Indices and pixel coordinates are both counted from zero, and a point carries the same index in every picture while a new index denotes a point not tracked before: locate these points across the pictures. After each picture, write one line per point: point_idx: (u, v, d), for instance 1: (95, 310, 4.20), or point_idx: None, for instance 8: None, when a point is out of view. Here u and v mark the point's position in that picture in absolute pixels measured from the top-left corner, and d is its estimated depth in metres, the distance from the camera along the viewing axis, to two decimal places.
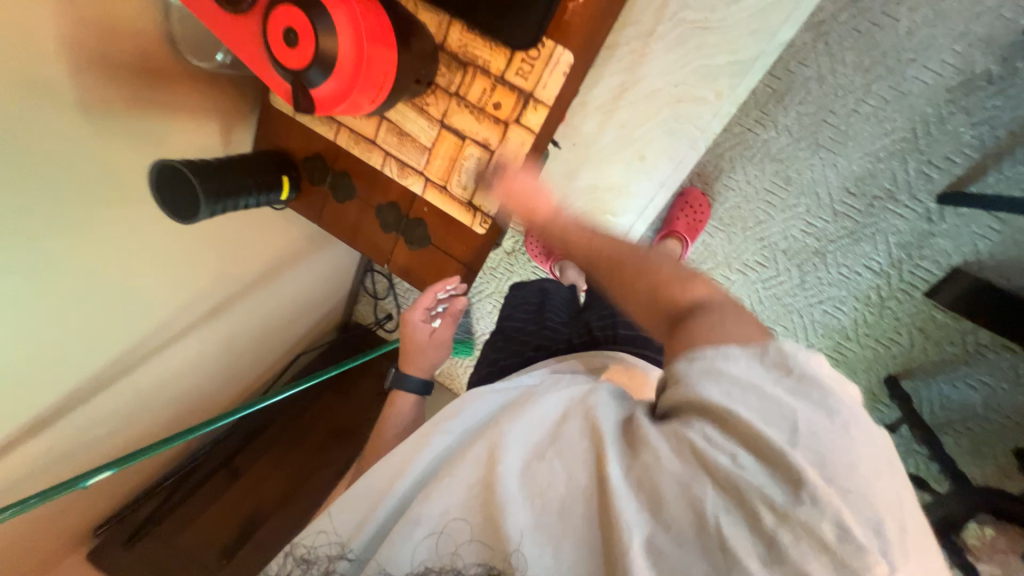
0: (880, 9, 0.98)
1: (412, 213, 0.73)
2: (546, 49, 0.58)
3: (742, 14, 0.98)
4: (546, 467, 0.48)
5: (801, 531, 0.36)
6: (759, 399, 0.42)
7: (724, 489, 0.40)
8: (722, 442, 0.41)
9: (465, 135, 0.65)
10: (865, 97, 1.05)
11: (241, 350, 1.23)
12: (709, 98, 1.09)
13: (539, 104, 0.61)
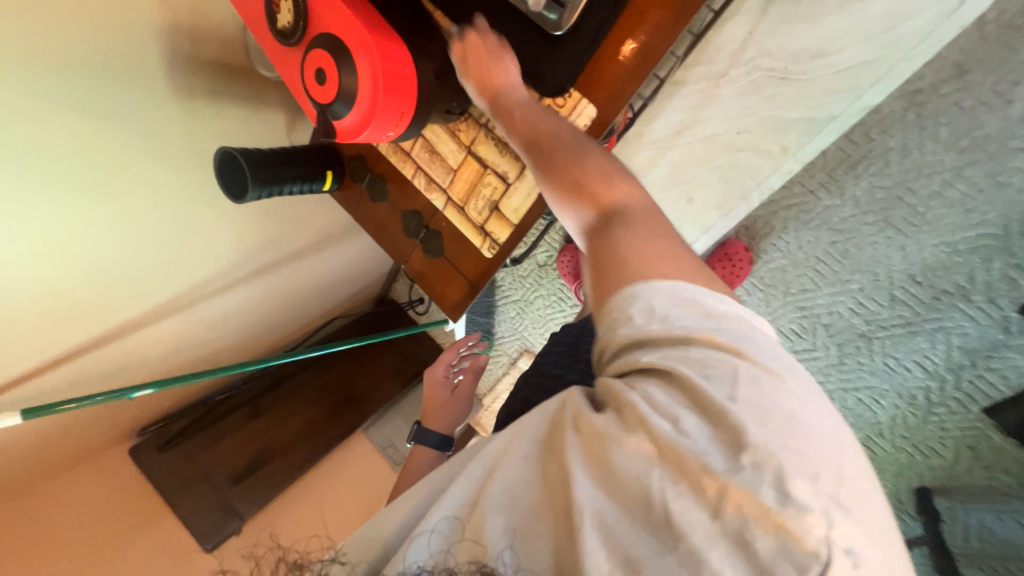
0: (992, 87, 0.86)
1: (431, 225, 0.79)
2: (571, 98, 0.60)
3: (826, 71, 0.89)
4: (533, 469, 0.42)
5: (745, 497, 0.33)
6: (701, 359, 0.39)
7: (672, 462, 0.36)
8: (666, 407, 0.38)
9: (487, 164, 0.69)
10: (953, 181, 0.94)
11: (281, 309, 1.34)
12: (773, 151, 1.02)
13: None
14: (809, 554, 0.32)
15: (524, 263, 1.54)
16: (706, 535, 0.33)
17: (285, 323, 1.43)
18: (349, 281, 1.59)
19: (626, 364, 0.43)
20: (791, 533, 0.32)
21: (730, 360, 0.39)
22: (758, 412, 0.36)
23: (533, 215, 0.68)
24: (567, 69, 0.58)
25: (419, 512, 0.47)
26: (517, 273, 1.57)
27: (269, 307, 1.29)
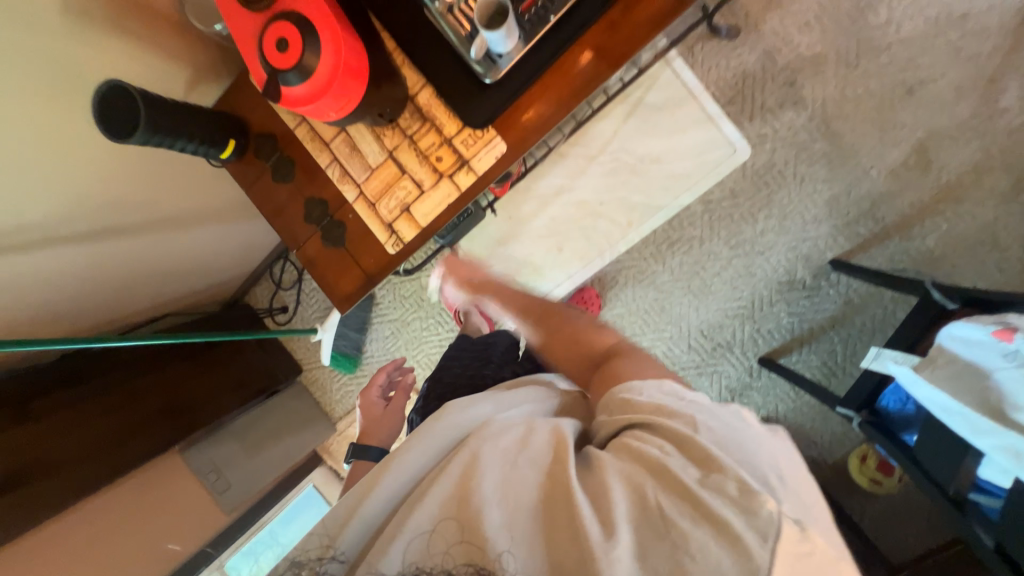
0: (748, 208, 1.32)
1: (336, 215, 0.81)
2: (488, 133, 0.73)
3: (657, 173, 1.33)
4: (518, 473, 0.49)
5: (718, 493, 0.43)
6: (673, 408, 0.52)
7: (664, 474, 0.46)
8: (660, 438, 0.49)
9: (405, 170, 0.77)
10: (726, 266, 1.35)
11: (115, 286, 1.13)
12: (623, 223, 1.37)
13: (471, 171, 0.74)
14: (770, 533, 0.40)
15: (407, 284, 1.59)
16: (694, 523, 0.42)
17: (108, 309, 1.18)
18: (204, 274, 1.40)
19: (622, 418, 0.54)
20: (754, 512, 0.42)
21: (689, 410, 0.52)
22: (715, 438, 0.49)
23: (439, 223, 0.77)
24: (489, 109, 0.71)
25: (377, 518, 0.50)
26: (399, 293, 1.60)
27: (91, 284, 1.07)
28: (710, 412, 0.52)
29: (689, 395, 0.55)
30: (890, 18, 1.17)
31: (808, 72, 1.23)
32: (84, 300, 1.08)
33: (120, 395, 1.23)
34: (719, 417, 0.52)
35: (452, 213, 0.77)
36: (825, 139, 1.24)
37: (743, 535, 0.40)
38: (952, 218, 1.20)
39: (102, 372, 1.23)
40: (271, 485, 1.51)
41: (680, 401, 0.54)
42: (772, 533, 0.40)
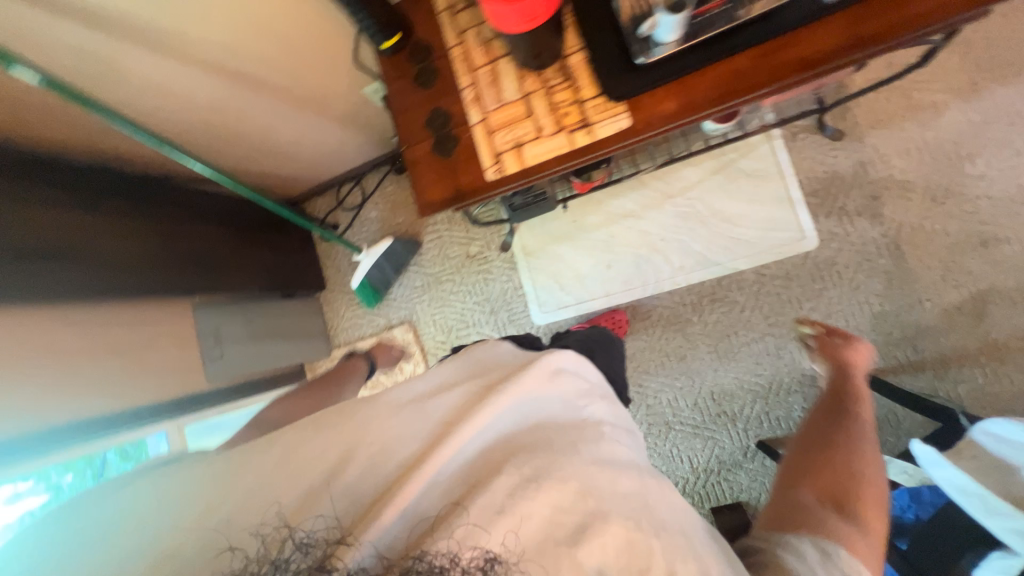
0: (797, 295, 1.35)
1: (454, 130, 0.88)
2: (618, 107, 0.80)
3: (725, 232, 1.39)
4: (624, 536, 0.58)
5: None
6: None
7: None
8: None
9: (531, 113, 0.84)
10: (757, 340, 1.37)
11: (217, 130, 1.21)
12: (675, 262, 1.43)
13: (589, 134, 0.81)
14: None
15: (456, 246, 1.62)
16: None
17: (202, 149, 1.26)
18: (288, 163, 1.49)
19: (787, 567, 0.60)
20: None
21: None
22: None
23: (543, 169, 0.84)
24: (628, 88, 0.79)
25: (516, 536, 0.56)
26: (442, 252, 1.63)
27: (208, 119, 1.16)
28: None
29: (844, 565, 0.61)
30: (986, 173, 1.24)
31: (894, 192, 1.30)
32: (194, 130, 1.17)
33: (176, 230, 1.26)
34: None
35: (558, 164, 0.83)
36: (891, 258, 1.29)
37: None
38: (989, 374, 1.22)
39: (169, 203, 1.27)
40: (255, 377, 1.49)
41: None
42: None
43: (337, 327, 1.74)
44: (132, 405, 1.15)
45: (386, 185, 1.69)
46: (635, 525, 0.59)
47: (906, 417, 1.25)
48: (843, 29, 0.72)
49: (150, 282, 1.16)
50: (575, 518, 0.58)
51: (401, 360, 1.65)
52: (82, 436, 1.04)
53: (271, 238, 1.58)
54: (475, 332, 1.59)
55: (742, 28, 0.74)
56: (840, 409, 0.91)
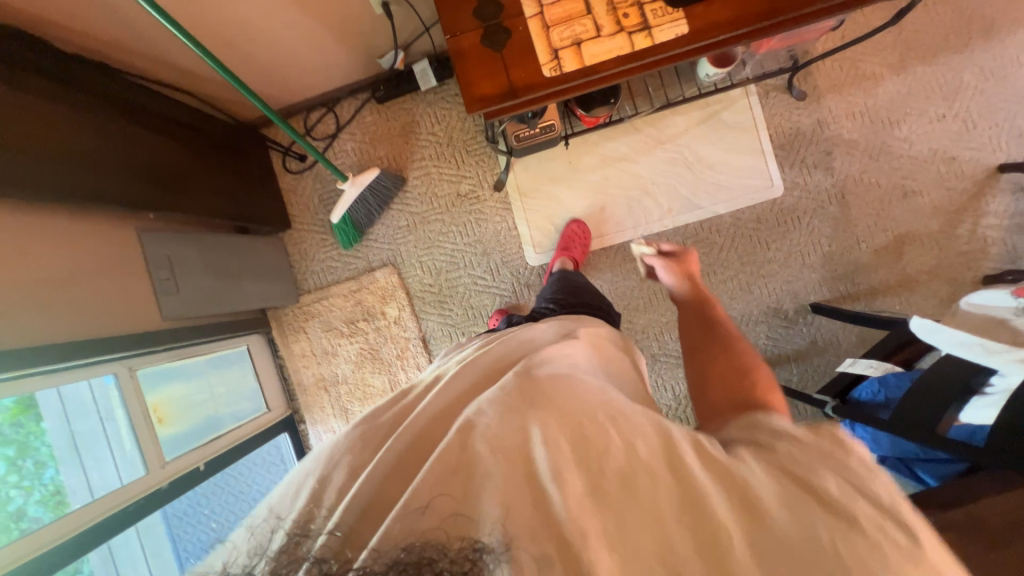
0: (765, 237, 1.52)
1: (504, 23, 0.83)
2: (678, 12, 0.81)
3: (707, 178, 1.51)
4: (597, 443, 0.47)
5: (856, 499, 0.39)
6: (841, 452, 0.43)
7: (772, 473, 0.43)
8: (773, 440, 0.46)
9: (590, 11, 0.82)
10: (731, 277, 1.52)
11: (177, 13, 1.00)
12: (664, 205, 1.52)
13: (648, 38, 0.82)
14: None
15: (445, 183, 1.54)
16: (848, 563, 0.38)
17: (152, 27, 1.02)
18: (256, 70, 1.28)
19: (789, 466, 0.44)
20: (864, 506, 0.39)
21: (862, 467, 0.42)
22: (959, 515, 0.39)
23: (601, 69, 0.82)
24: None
25: (453, 480, 0.45)
26: (431, 190, 1.54)
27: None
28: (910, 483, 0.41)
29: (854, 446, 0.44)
30: (908, 136, 1.49)
31: (842, 150, 1.51)
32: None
33: (119, 131, 1.02)
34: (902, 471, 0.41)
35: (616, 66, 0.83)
36: (838, 206, 1.51)
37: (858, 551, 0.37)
38: (904, 302, 1.49)
39: (107, 98, 1.03)
40: (217, 320, 1.29)
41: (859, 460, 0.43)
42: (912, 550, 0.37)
43: (308, 270, 1.56)
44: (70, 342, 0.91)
45: (364, 114, 1.54)
46: (591, 427, 0.48)
47: (847, 339, 1.49)
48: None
49: (94, 184, 0.94)
50: (517, 438, 0.47)
51: (384, 304, 1.54)
52: (32, 363, 0.83)
53: (233, 162, 1.36)
54: (467, 275, 1.55)
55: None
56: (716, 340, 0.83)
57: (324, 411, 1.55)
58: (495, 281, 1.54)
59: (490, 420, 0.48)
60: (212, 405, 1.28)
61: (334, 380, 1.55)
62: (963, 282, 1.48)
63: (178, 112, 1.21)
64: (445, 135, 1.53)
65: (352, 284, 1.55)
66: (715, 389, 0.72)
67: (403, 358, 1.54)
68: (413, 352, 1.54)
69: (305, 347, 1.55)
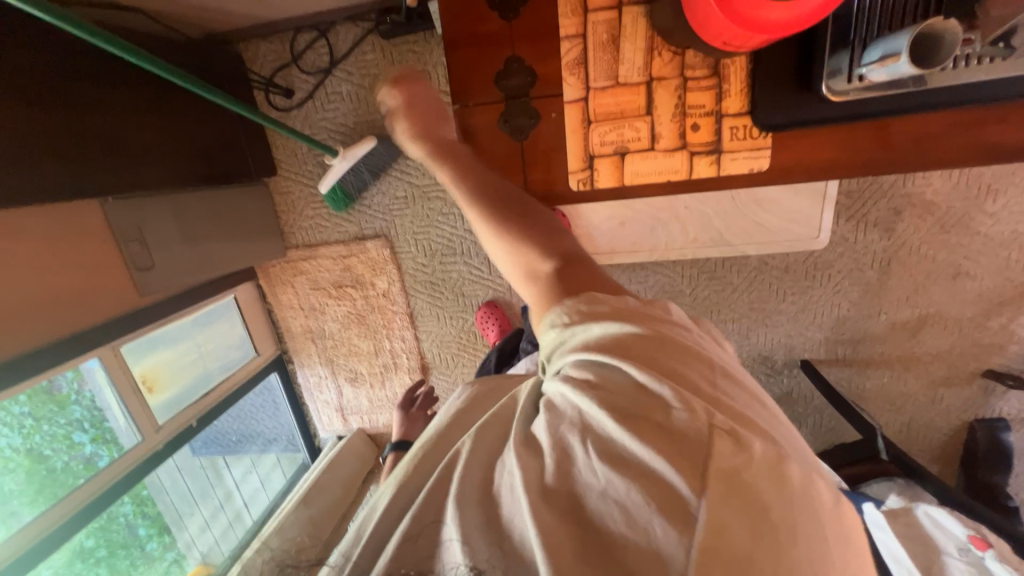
0: (782, 288, 1.40)
1: (538, 104, 0.79)
2: (759, 141, 0.75)
3: (748, 214, 1.30)
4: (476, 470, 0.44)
5: (645, 421, 0.39)
6: (598, 360, 0.43)
7: (582, 424, 0.40)
8: (574, 376, 0.43)
9: (652, 113, 0.77)
10: (732, 320, 1.45)
11: None
12: (688, 233, 1.34)
13: (713, 160, 0.77)
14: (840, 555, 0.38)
15: None
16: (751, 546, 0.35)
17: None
18: None
19: (574, 404, 0.42)
20: (687, 435, 0.38)
21: (611, 367, 0.43)
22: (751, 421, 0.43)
23: (642, 183, 0.80)
24: (775, 118, 0.72)
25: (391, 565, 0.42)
26: None
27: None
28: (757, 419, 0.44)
29: (581, 362, 0.44)
30: (997, 213, 1.25)
31: (915, 212, 1.28)
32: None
33: (58, 98, 0.89)
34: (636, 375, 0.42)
35: (659, 184, 0.81)
36: (877, 271, 1.35)
37: (670, 473, 0.37)
38: (893, 377, 1.44)
39: (30, 51, 0.86)
40: (196, 285, 1.25)
41: (613, 369, 0.43)
42: (704, 451, 0.37)
43: (295, 222, 1.45)
44: (22, 346, 0.90)
45: (364, 50, 1.24)
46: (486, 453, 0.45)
47: (825, 405, 1.47)
48: (946, 134, 0.70)
49: (44, 178, 0.87)
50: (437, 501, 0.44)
51: (374, 276, 1.47)
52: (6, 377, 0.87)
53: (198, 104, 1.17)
54: (462, 262, 1.42)
55: (886, 101, 0.67)
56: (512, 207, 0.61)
57: (311, 358, 1.62)
58: (489, 274, 1.42)
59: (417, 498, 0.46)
60: (201, 362, 1.37)
61: (321, 334, 1.58)
62: (962, 371, 1.39)
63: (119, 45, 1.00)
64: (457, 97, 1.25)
65: (340, 249, 1.45)
66: (527, 241, 0.57)
67: (388, 328, 1.53)
68: (400, 323, 1.52)
69: (294, 300, 1.54)
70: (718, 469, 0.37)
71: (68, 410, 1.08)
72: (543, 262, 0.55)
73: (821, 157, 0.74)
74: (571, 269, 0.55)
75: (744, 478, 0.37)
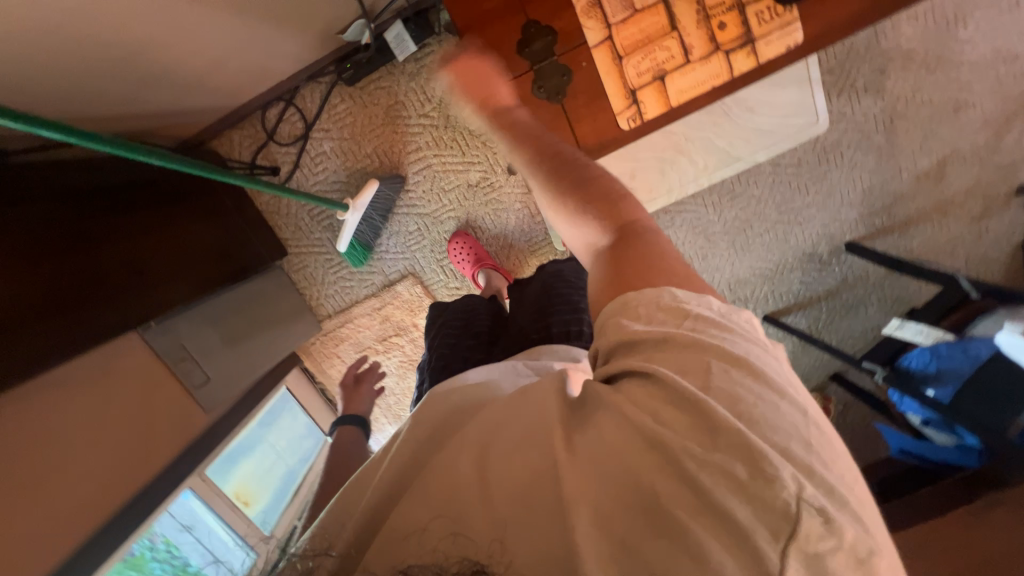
0: (802, 181, 1.41)
1: (564, 59, 0.85)
2: (785, 18, 0.82)
3: (746, 123, 1.27)
4: (504, 460, 0.40)
5: (720, 478, 0.33)
6: (673, 366, 0.38)
7: (621, 443, 0.36)
8: (619, 395, 0.38)
9: (677, 28, 0.84)
10: (769, 229, 1.45)
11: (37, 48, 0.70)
12: (697, 163, 1.31)
13: (750, 52, 0.85)
14: None
15: (450, 174, 1.30)
16: None
17: (39, 87, 0.76)
18: (181, 84, 0.98)
19: (625, 421, 0.37)
20: (766, 504, 0.32)
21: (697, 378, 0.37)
22: (818, 448, 0.35)
23: (689, 98, 0.87)
24: None
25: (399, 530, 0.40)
26: (437, 185, 1.31)
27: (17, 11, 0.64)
28: (821, 446, 0.35)
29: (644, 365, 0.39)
30: (972, 37, 1.28)
31: (897, 64, 1.31)
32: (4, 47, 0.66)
33: (71, 237, 0.87)
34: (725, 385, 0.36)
35: (705, 93, 0.88)
36: (884, 133, 1.37)
37: (753, 534, 0.31)
38: (935, 227, 1.43)
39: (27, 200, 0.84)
40: (251, 385, 1.21)
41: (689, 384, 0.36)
42: (788, 528, 0.31)
43: (320, 293, 1.41)
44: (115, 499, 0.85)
45: (334, 103, 1.25)
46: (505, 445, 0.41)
47: (884, 277, 1.45)
48: None
49: (85, 322, 0.85)
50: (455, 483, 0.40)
51: (414, 317, 1.42)
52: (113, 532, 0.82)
53: (194, 211, 1.15)
54: None
55: None
56: (556, 171, 0.59)
57: (379, 421, 1.58)
58: (519, 270, 1.38)
59: (441, 466, 0.43)
60: (281, 462, 1.33)
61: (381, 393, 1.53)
62: (997, 196, 1.40)
63: (89, 175, 0.97)
64: (440, 114, 1.25)
65: (373, 302, 1.42)
66: (578, 222, 0.55)
67: None
68: None
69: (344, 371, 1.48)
70: (800, 552, 0.31)
71: (148, 569, 0.96)
72: (598, 235, 0.53)
73: (844, 13, 0.82)
74: (625, 248, 0.50)
75: (829, 567, 0.31)
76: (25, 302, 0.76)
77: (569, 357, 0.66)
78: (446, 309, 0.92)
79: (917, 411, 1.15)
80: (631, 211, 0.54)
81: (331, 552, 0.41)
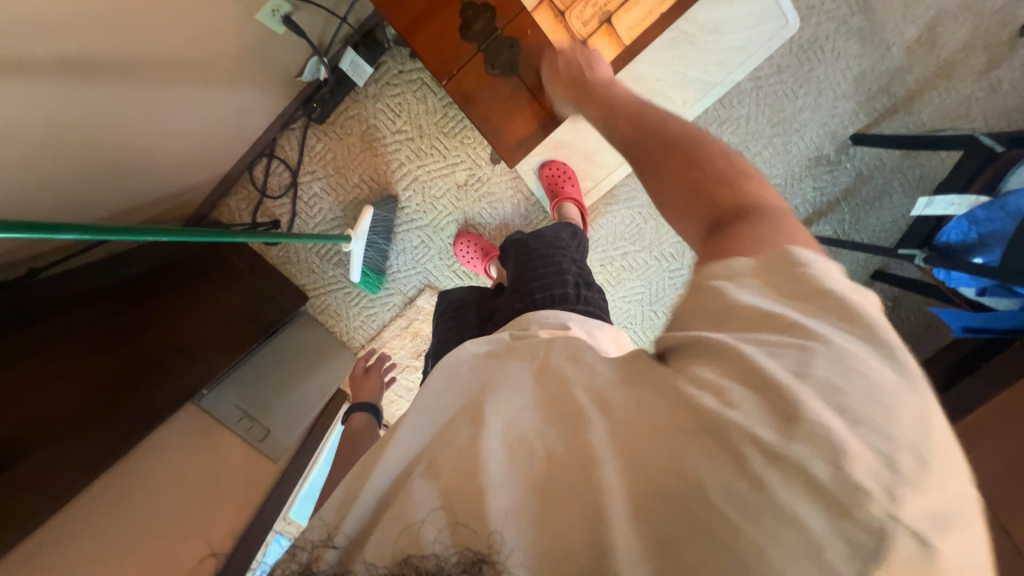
0: (787, 87, 1.37)
1: (507, 31, 0.86)
2: None
3: (715, 45, 1.21)
4: (530, 446, 0.42)
5: (799, 474, 0.31)
6: (767, 342, 0.35)
7: (675, 427, 0.36)
8: (701, 380, 0.36)
9: None
10: (767, 144, 1.40)
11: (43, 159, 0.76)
12: (676, 101, 1.28)
13: None
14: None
15: (438, 181, 1.32)
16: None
17: (62, 196, 0.84)
18: (172, 164, 1.05)
19: (694, 405, 0.35)
20: (849, 512, 0.30)
21: (792, 356, 0.34)
22: (909, 462, 0.30)
23: None
24: None
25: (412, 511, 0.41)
26: (428, 196, 1.33)
27: (20, 135, 0.71)
28: (920, 455, 0.31)
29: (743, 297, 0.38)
30: None
31: None
32: (23, 171, 0.74)
33: (118, 331, 0.93)
34: (805, 368, 0.33)
35: None
36: (861, 14, 1.31)
37: (829, 538, 0.30)
38: (943, 93, 1.34)
39: (71, 306, 0.90)
40: (308, 427, 1.27)
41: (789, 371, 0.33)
42: (874, 539, 0.29)
43: (347, 327, 1.46)
44: None
45: (312, 145, 1.29)
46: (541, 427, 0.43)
47: (900, 160, 1.38)
48: None
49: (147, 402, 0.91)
50: (467, 456, 0.42)
51: None
52: None
53: (212, 278, 1.21)
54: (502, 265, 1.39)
55: None
56: (658, 150, 0.54)
57: None
58: None
59: (452, 444, 0.44)
60: None
61: None
62: (1002, 43, 1.30)
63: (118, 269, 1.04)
64: (412, 127, 1.27)
65: (398, 323, 1.44)
66: (691, 198, 0.48)
67: None
68: None
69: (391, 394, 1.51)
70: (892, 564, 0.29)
71: None
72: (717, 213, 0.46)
73: None
74: (746, 227, 0.43)
75: None
76: (97, 394, 0.84)
77: (558, 325, 0.61)
78: (446, 297, 0.93)
79: (968, 284, 1.10)
80: (766, 197, 0.46)
81: (332, 544, 0.42)
